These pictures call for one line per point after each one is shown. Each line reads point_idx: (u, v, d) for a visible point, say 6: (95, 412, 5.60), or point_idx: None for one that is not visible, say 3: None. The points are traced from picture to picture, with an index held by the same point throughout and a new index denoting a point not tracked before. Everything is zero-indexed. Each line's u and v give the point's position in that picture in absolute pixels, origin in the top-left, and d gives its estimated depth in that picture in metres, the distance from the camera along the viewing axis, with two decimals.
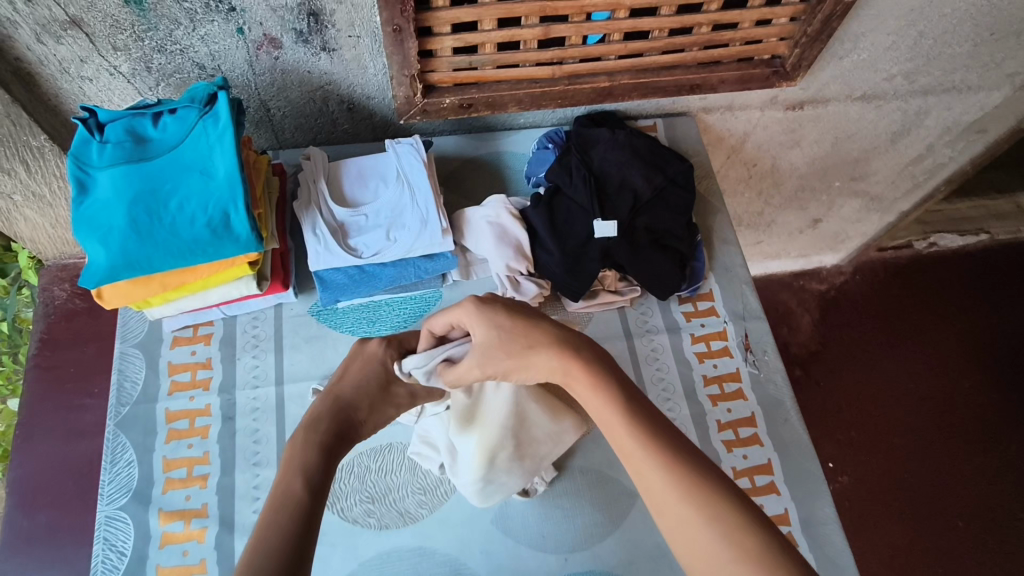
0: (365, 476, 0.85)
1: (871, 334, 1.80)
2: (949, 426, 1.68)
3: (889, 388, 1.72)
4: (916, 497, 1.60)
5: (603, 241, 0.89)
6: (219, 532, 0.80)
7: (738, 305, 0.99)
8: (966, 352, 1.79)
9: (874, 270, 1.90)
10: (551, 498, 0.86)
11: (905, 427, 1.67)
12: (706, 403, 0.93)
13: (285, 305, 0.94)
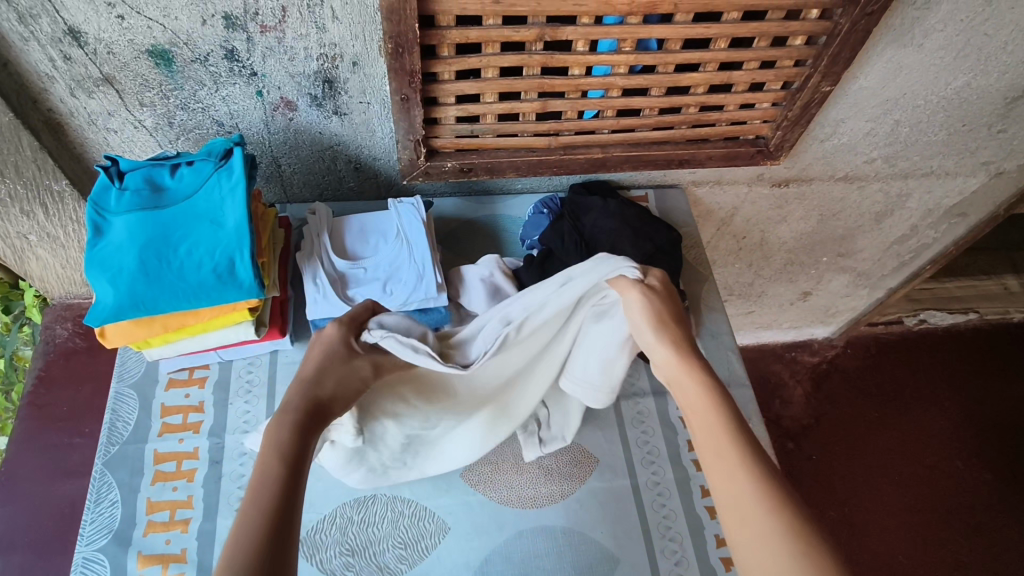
0: (345, 528, 0.85)
1: (862, 408, 1.80)
2: (945, 507, 1.66)
3: (883, 464, 1.71)
4: None
5: None
6: None
7: (724, 372, 1.01)
8: (959, 431, 1.78)
9: (865, 344, 1.92)
10: (533, 558, 0.85)
11: (896, 505, 1.66)
12: (690, 468, 0.94)
13: (281, 352, 0.96)
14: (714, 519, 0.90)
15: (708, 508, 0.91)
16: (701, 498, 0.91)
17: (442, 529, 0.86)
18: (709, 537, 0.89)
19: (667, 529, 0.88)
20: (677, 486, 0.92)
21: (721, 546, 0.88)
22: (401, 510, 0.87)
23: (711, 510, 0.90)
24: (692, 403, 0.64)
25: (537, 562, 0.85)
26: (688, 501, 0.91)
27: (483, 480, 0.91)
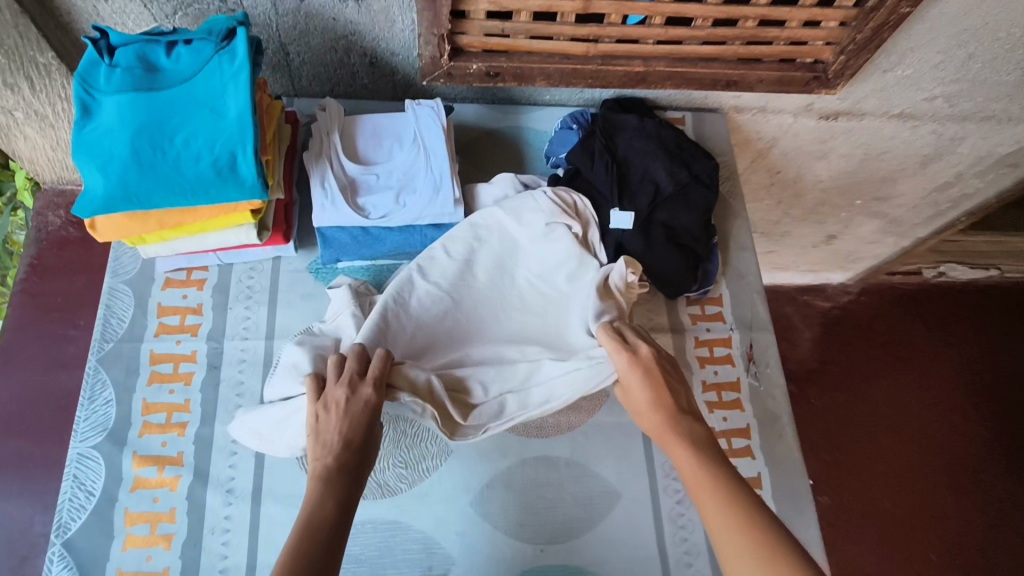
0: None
1: (872, 357, 1.78)
2: (937, 459, 1.67)
3: (884, 414, 1.71)
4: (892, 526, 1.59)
5: (619, 233, 0.86)
6: (192, 483, 0.78)
7: (747, 314, 0.96)
8: (963, 385, 1.77)
9: (881, 293, 1.87)
10: (535, 487, 0.84)
11: (889, 453, 1.66)
12: (702, 409, 0.90)
13: (284, 258, 0.91)
14: None
15: None
16: None
17: (444, 452, 0.84)
18: None
19: (672, 469, 0.87)
20: None
21: None
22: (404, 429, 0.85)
23: None
24: (682, 463, 0.64)
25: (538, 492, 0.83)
26: None
27: None
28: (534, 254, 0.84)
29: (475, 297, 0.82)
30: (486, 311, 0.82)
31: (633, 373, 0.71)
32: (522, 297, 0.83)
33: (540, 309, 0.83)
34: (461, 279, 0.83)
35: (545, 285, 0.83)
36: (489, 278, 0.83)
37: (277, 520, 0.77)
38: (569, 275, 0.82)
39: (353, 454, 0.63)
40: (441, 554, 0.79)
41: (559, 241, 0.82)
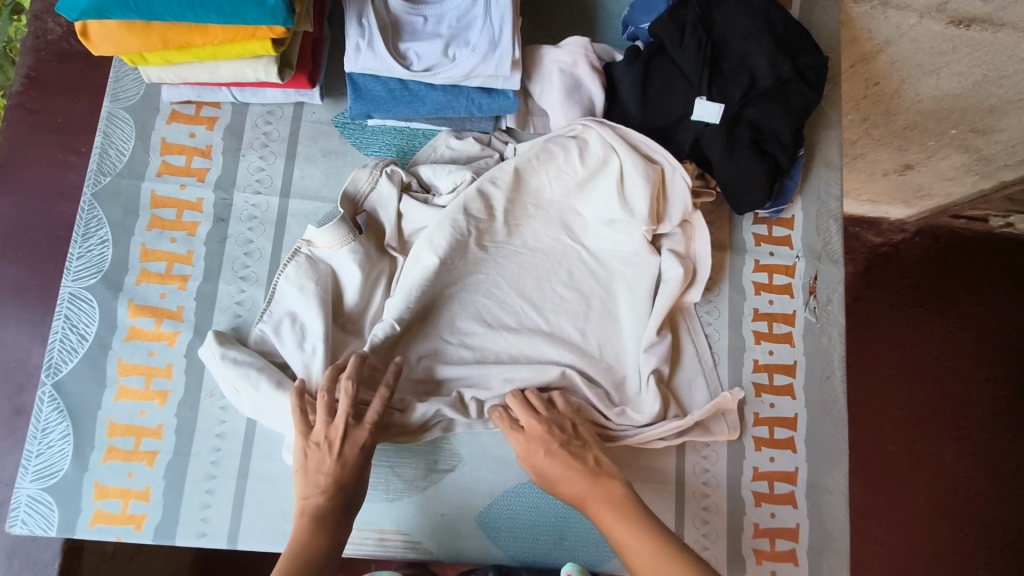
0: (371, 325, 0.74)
1: (923, 317, 1.52)
2: (991, 448, 1.43)
3: (927, 380, 1.48)
4: (921, 485, 1.41)
5: (699, 127, 0.73)
6: (192, 341, 0.72)
7: (819, 242, 0.85)
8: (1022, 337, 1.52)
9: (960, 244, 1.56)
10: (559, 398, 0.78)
11: (927, 409, 1.46)
12: (749, 338, 0.82)
13: (307, 105, 0.79)
14: (758, 397, 0.81)
15: (756, 385, 0.81)
16: (751, 372, 0.81)
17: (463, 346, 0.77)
18: (748, 414, 0.81)
19: None
20: (729, 354, 0.82)
21: (757, 425, 0.80)
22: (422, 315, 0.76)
23: (758, 388, 0.81)
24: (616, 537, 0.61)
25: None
26: (736, 372, 0.81)
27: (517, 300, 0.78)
28: (596, 221, 0.77)
29: (520, 265, 0.77)
30: (528, 280, 0.77)
31: (528, 448, 0.66)
32: (571, 272, 0.78)
33: (587, 292, 0.78)
34: (502, 236, 0.77)
35: (597, 259, 0.78)
36: (535, 238, 0.78)
37: None
38: (626, 259, 0.78)
39: (342, 493, 0.61)
40: (449, 451, 0.74)
41: (627, 228, 0.75)
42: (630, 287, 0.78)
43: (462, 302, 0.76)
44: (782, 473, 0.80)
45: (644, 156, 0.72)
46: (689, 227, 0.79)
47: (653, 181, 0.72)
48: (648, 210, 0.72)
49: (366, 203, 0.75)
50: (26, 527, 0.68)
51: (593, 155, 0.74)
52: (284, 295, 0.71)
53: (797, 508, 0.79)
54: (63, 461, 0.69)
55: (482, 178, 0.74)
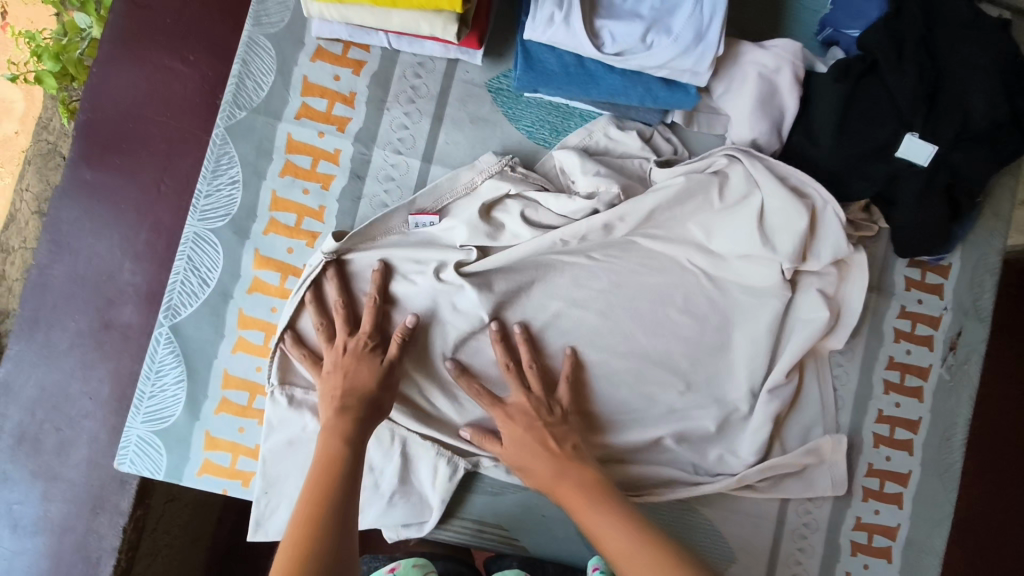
0: (457, 315, 0.69)
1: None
2: None
3: None
4: None
5: (900, 165, 0.66)
6: None
7: (970, 297, 0.80)
8: None
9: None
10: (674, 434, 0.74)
11: None
12: (877, 386, 0.78)
13: (461, 63, 0.72)
14: (876, 448, 0.78)
15: (875, 435, 0.78)
16: (873, 422, 0.78)
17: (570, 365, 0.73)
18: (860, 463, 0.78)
19: None
20: (854, 399, 0.78)
21: (868, 476, 0.77)
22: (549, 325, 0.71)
23: (877, 438, 0.78)
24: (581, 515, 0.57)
25: (657, 427, 0.72)
26: (857, 420, 0.78)
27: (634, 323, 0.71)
28: (723, 252, 0.69)
29: (634, 286, 0.71)
30: (643, 302, 0.71)
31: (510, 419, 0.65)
32: (687, 296, 0.71)
33: (703, 318, 0.71)
34: (620, 246, 0.70)
35: (718, 287, 0.71)
36: (654, 258, 0.71)
37: None
38: (748, 288, 0.70)
39: (358, 400, 0.61)
40: None
41: (761, 263, 0.68)
42: (750, 318, 0.70)
43: (558, 323, 0.71)
44: (883, 527, 0.77)
45: (791, 187, 0.65)
46: (845, 266, 0.72)
47: (807, 218, 0.64)
48: (793, 247, 0.65)
49: (446, 204, 0.69)
50: (134, 467, 0.67)
51: (734, 190, 0.66)
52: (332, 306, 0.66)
53: (891, 565, 0.77)
54: (175, 407, 0.67)
55: (611, 213, 0.66)
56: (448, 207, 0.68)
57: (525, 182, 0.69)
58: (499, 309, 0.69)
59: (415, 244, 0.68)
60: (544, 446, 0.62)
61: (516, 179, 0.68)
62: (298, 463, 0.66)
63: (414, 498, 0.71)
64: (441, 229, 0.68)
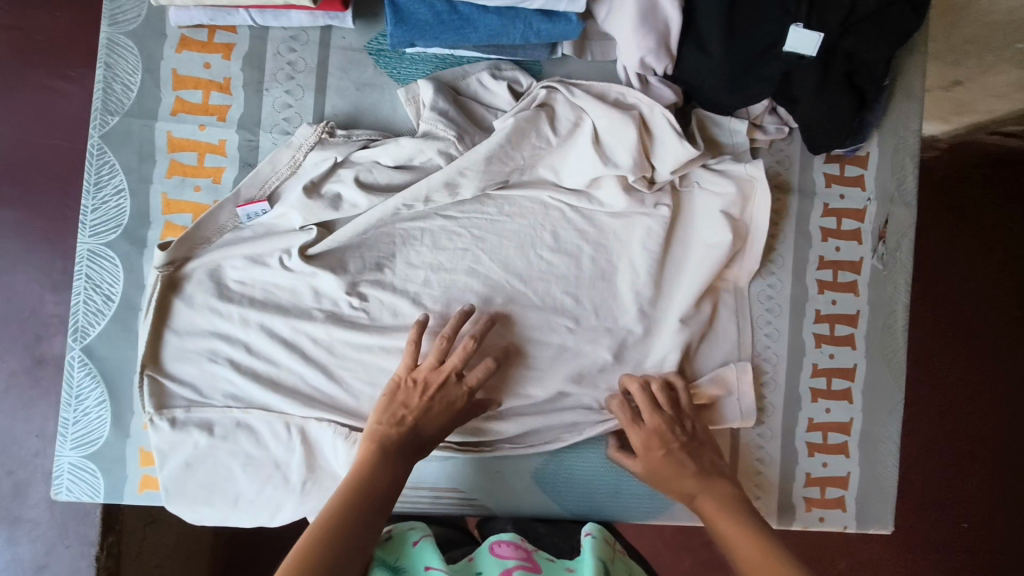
0: (320, 297, 0.69)
1: (959, 268, 1.20)
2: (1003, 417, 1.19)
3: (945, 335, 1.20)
4: (931, 485, 1.19)
5: (791, 59, 0.65)
6: (212, 300, 0.67)
7: (892, 184, 0.79)
8: None
9: (991, 164, 1.19)
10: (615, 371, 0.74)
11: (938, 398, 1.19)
12: (812, 288, 0.78)
13: (336, 29, 0.69)
14: (818, 348, 0.78)
15: (816, 335, 0.78)
16: (812, 323, 0.78)
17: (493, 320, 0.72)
18: (805, 366, 0.78)
19: (764, 349, 0.78)
20: (791, 304, 0.78)
21: (815, 377, 0.78)
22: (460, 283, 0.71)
23: (818, 338, 0.78)
24: (717, 517, 0.61)
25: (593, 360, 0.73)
26: (797, 324, 0.78)
27: (529, 269, 0.72)
28: (576, 185, 0.71)
29: (497, 232, 0.71)
30: (511, 249, 0.72)
31: (650, 444, 0.67)
32: (555, 233, 0.72)
33: (575, 252, 0.72)
34: (472, 205, 0.71)
35: (585, 216, 0.72)
36: (514, 205, 0.72)
37: (233, 384, 0.67)
38: (615, 212, 0.72)
39: (413, 440, 0.62)
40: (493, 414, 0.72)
41: (610, 186, 0.70)
42: (622, 241, 0.73)
43: (430, 287, 0.70)
44: (836, 424, 0.78)
45: (613, 103, 0.68)
46: (748, 185, 0.72)
47: (634, 127, 0.66)
48: (632, 159, 0.67)
49: (274, 188, 0.68)
50: (73, 494, 0.66)
51: (563, 121, 0.68)
52: (182, 313, 0.67)
53: (848, 459, 0.78)
54: (101, 429, 0.66)
55: (450, 170, 0.66)
56: (279, 188, 0.67)
57: (350, 144, 0.68)
58: (357, 285, 0.69)
59: (253, 235, 0.69)
60: (689, 465, 0.65)
61: (340, 143, 0.68)
62: (203, 480, 0.66)
63: (323, 481, 0.67)
64: (274, 216, 0.68)
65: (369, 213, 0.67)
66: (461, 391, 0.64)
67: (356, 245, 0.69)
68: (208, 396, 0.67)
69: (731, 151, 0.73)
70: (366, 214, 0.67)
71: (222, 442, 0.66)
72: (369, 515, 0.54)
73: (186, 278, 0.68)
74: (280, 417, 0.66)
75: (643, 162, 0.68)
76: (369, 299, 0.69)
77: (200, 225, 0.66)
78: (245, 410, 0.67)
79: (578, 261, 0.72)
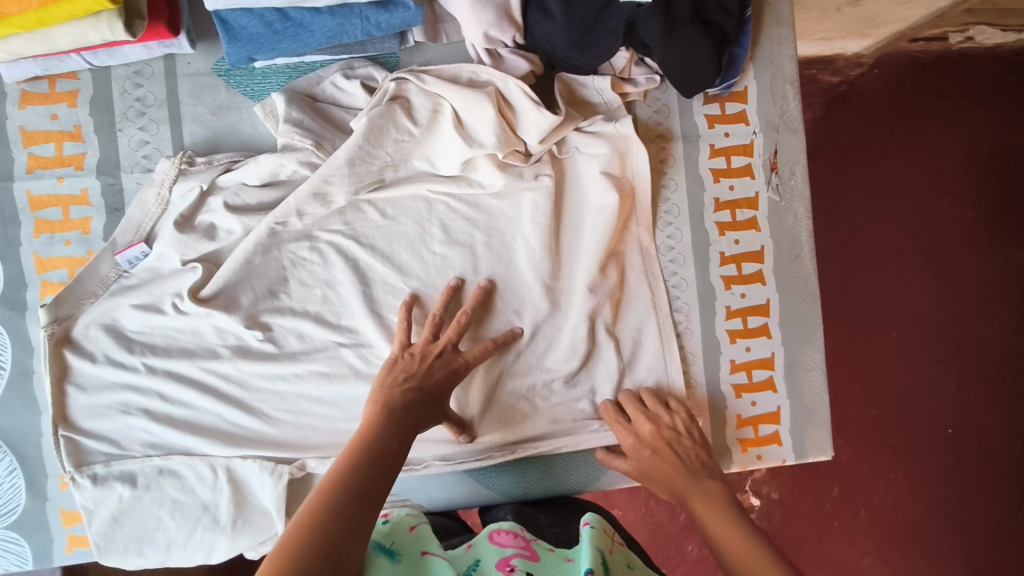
0: (223, 333, 0.68)
1: (905, 180, 1.19)
2: (955, 321, 1.19)
3: (889, 246, 1.19)
4: (898, 401, 1.19)
5: (632, 9, 0.63)
6: (113, 346, 0.67)
7: (775, 113, 0.79)
8: (986, 165, 1.19)
9: (922, 73, 1.18)
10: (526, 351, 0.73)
11: (895, 315, 1.19)
12: (712, 231, 0.78)
13: (179, 57, 0.68)
14: (729, 289, 0.78)
15: (725, 278, 0.78)
16: (718, 265, 0.78)
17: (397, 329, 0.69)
18: (719, 309, 0.78)
19: (675, 300, 0.77)
20: (694, 251, 0.78)
21: (730, 319, 0.78)
22: (354, 295, 0.69)
23: (727, 280, 0.78)
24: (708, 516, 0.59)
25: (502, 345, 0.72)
26: (703, 270, 0.78)
27: (421, 266, 0.71)
28: (451, 172, 0.70)
29: (386, 236, 0.70)
30: (403, 252, 0.70)
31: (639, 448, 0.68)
32: (443, 226, 0.71)
33: (468, 243, 0.71)
34: (354, 215, 0.70)
35: (471, 205, 0.71)
36: (396, 206, 0.70)
37: (138, 428, 0.66)
38: (497, 194, 0.71)
39: (424, 397, 0.61)
40: None
41: (484, 166, 0.69)
42: (511, 221, 0.72)
43: (331, 303, 0.69)
44: (759, 361, 0.78)
45: (467, 83, 0.67)
46: (623, 145, 0.72)
47: (490, 104, 0.66)
48: (495, 136, 0.66)
49: (149, 229, 0.67)
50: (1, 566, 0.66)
51: (421, 110, 0.68)
52: (83, 370, 0.66)
53: (777, 393, 0.78)
54: (18, 497, 0.66)
55: (315, 179, 0.66)
56: (152, 228, 0.67)
57: (211, 169, 0.67)
58: (256, 316, 0.68)
59: (138, 282, 0.67)
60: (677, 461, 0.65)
61: (201, 170, 0.67)
62: (128, 531, 0.66)
63: (255, 518, 0.68)
64: (154, 258, 0.67)
65: (251, 245, 0.66)
66: (461, 362, 0.65)
67: (245, 276, 0.68)
68: (128, 449, 0.67)
69: (603, 113, 0.73)
70: (246, 243, 0.67)
71: (144, 491, 0.66)
72: (381, 472, 0.53)
73: (77, 336, 0.67)
74: (204, 460, 0.66)
75: (508, 137, 0.67)
76: (274, 328, 0.68)
77: (78, 282, 0.65)
78: (167, 458, 0.66)
79: (470, 248, 0.71)
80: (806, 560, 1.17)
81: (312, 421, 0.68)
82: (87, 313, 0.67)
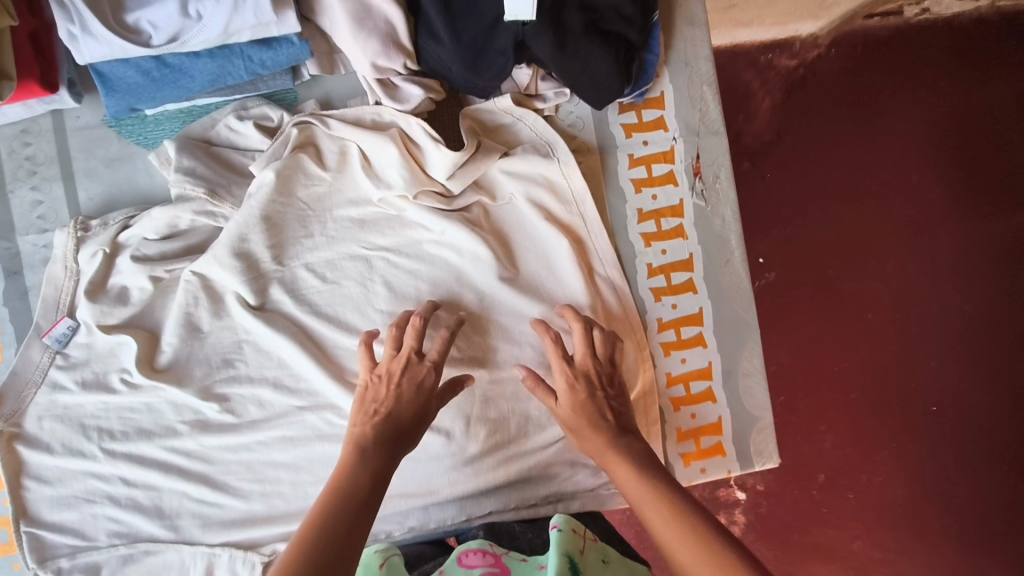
0: (180, 410, 0.66)
1: (870, 162, 1.15)
2: (928, 302, 1.15)
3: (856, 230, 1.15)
4: (872, 391, 1.15)
5: (517, 27, 0.61)
6: (50, 423, 0.65)
7: (695, 116, 0.77)
8: (951, 137, 1.15)
9: (882, 48, 1.13)
10: None
11: (866, 301, 1.15)
12: (638, 243, 0.76)
13: (67, 111, 0.68)
14: (659, 301, 0.76)
15: (654, 290, 0.76)
16: (646, 278, 0.76)
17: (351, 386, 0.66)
18: (651, 322, 0.76)
19: None
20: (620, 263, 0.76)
21: (663, 331, 0.76)
22: (291, 359, 0.66)
23: (657, 292, 0.76)
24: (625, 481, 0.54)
25: None
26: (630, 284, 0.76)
27: (328, 301, 0.67)
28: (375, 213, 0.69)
29: (336, 298, 0.67)
30: (348, 310, 0.67)
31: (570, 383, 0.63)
32: (388, 283, 0.68)
33: (413, 297, 0.68)
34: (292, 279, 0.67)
35: (404, 250, 0.69)
36: (337, 269, 0.68)
37: (57, 498, 0.65)
38: (439, 239, 0.69)
39: (397, 426, 0.56)
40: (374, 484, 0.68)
41: (392, 205, 0.69)
42: (452, 262, 0.69)
43: (287, 366, 0.67)
44: (695, 372, 0.76)
45: (371, 126, 0.68)
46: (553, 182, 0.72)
47: (394, 145, 0.66)
48: (403, 177, 0.66)
49: (67, 305, 0.67)
50: None
51: (330, 153, 0.68)
52: (42, 463, 0.65)
53: (716, 403, 0.76)
54: None
55: (233, 232, 0.65)
56: (70, 301, 0.67)
57: (109, 229, 0.67)
58: (210, 389, 0.66)
59: (76, 360, 0.66)
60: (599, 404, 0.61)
61: (98, 233, 0.67)
62: None
63: None
64: (81, 333, 0.66)
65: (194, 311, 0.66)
66: (428, 369, 0.60)
67: (198, 347, 0.66)
68: (92, 538, 0.64)
69: (528, 144, 0.72)
70: (178, 305, 0.66)
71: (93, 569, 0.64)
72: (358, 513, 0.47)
73: (29, 428, 0.65)
74: (173, 548, 0.64)
75: (416, 177, 0.67)
76: (230, 398, 0.66)
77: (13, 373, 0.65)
78: (133, 545, 0.64)
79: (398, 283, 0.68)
80: (795, 548, 1.15)
81: (257, 484, 0.66)
82: (32, 401, 0.66)
